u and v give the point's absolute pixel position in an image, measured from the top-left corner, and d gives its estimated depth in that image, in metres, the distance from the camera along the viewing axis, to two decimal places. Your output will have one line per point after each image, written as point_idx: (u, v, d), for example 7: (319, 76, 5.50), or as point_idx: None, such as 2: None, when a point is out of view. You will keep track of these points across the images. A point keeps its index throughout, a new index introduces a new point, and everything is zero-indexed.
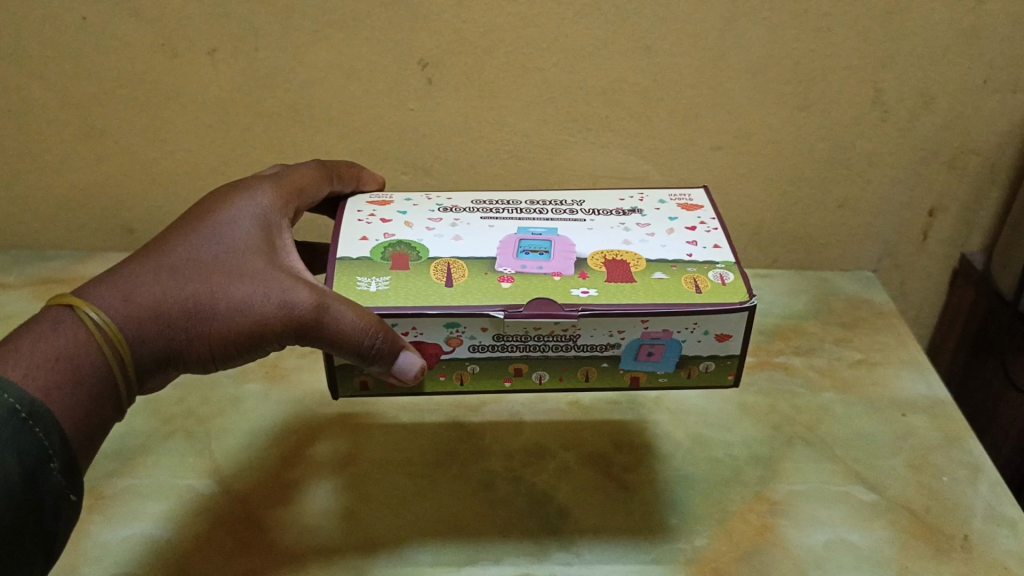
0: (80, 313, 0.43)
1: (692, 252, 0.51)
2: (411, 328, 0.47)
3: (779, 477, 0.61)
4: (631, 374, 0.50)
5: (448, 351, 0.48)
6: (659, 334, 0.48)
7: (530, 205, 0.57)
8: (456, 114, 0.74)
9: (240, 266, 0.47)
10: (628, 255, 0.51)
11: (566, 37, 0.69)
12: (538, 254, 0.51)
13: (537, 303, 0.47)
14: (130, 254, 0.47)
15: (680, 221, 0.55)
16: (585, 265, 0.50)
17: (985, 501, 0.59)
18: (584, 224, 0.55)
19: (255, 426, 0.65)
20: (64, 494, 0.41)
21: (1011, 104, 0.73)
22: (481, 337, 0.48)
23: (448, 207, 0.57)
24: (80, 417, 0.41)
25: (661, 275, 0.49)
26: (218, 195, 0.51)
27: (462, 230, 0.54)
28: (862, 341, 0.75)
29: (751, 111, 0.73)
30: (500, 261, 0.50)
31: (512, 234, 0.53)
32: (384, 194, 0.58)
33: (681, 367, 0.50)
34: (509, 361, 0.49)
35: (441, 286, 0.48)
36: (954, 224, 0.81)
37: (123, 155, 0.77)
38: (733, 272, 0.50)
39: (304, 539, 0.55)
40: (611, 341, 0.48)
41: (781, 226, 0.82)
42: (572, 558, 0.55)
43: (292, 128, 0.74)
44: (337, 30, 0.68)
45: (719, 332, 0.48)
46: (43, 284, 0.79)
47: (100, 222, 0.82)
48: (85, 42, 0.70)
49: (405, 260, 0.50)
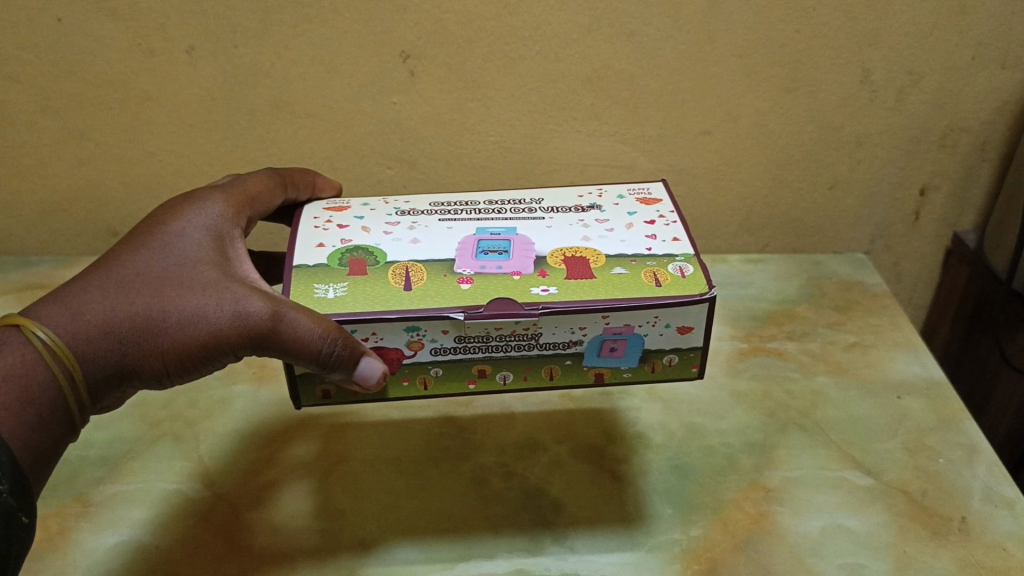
0: (27, 333, 0.44)
1: (651, 245, 0.51)
2: (371, 333, 0.47)
3: (773, 464, 0.60)
4: (595, 371, 0.50)
5: (409, 356, 0.48)
6: (620, 329, 0.48)
7: (489, 204, 0.56)
8: (440, 105, 0.73)
9: (192, 278, 0.47)
10: (588, 251, 0.51)
11: (549, 25, 0.68)
12: (497, 254, 0.50)
13: (498, 303, 0.46)
14: (81, 271, 0.48)
15: (639, 215, 0.55)
16: (544, 263, 0.50)
17: (983, 481, 0.59)
18: (543, 222, 0.54)
19: (243, 427, 0.64)
20: (17, 516, 0.41)
21: (999, 81, 0.73)
22: (443, 339, 0.47)
23: (406, 210, 0.56)
24: (27, 436, 0.43)
25: (620, 270, 0.49)
26: (167, 209, 0.51)
27: (420, 233, 0.53)
28: (855, 323, 0.75)
29: (737, 94, 0.72)
30: (459, 262, 0.50)
31: (470, 235, 0.52)
32: (340, 200, 0.58)
33: (644, 362, 0.49)
34: (472, 362, 0.48)
35: (400, 290, 0.48)
36: (946, 203, 0.81)
37: (105, 157, 0.76)
38: (693, 264, 0.49)
39: (294, 541, 0.55)
40: (573, 338, 0.48)
41: (772, 210, 0.81)
42: (565, 552, 0.54)
43: (274, 125, 0.74)
44: (317, 25, 0.68)
45: (681, 324, 0.48)
46: (28, 291, 0.79)
47: (84, 225, 0.81)
48: (60, 44, 0.69)
49: (363, 266, 0.50)
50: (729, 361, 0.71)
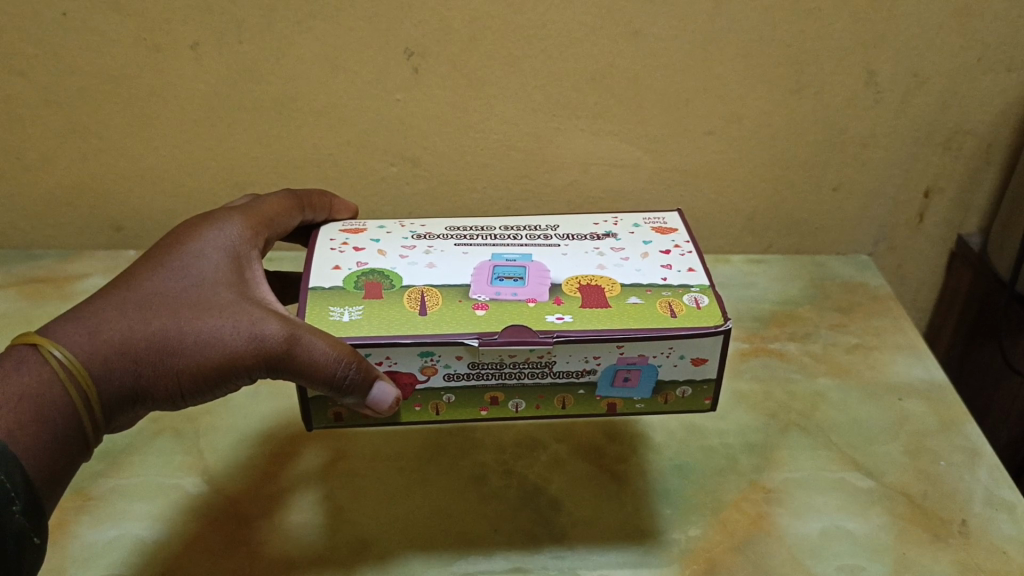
0: (45, 352, 0.44)
1: (667, 275, 0.51)
2: (384, 357, 0.47)
3: (774, 466, 0.60)
4: (608, 401, 0.50)
5: (423, 381, 0.48)
6: (634, 359, 0.47)
7: (505, 230, 0.57)
8: (444, 103, 0.73)
9: (208, 300, 0.48)
10: (603, 280, 0.51)
11: (554, 23, 0.68)
12: (512, 280, 0.51)
13: (513, 329, 0.47)
14: (99, 291, 0.48)
15: (654, 244, 0.55)
16: (559, 291, 0.50)
17: (984, 485, 0.59)
18: (558, 250, 0.54)
19: (244, 423, 0.64)
20: (27, 537, 0.41)
21: (1005, 83, 0.72)
22: (456, 365, 0.47)
23: (421, 234, 0.56)
24: (40, 457, 0.43)
25: (636, 299, 0.49)
26: (184, 231, 0.52)
27: (436, 257, 0.53)
28: (858, 325, 0.75)
29: (742, 94, 0.72)
30: (474, 288, 0.50)
31: (486, 260, 0.53)
32: (357, 223, 0.58)
33: (657, 393, 0.49)
34: (484, 389, 0.48)
35: (414, 314, 0.48)
36: (951, 205, 0.80)
37: (108, 152, 0.76)
38: (708, 295, 0.49)
39: (293, 537, 0.55)
40: (586, 367, 0.48)
41: (776, 211, 0.81)
42: (564, 551, 0.54)
43: (278, 121, 0.74)
44: (321, 21, 0.68)
45: (695, 356, 0.48)
46: (31, 285, 0.79)
47: (87, 220, 0.81)
48: (65, 38, 0.69)
49: (378, 289, 0.50)
50: (731, 362, 0.70)
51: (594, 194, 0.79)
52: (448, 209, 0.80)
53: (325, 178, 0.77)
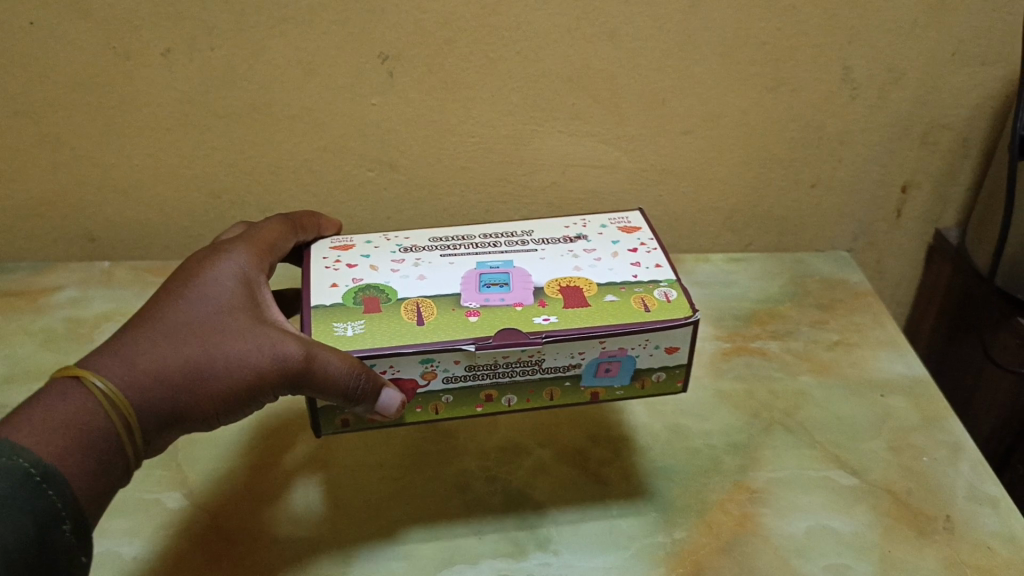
0: (88, 383, 0.43)
1: (637, 273, 0.53)
2: (388, 365, 0.47)
3: (758, 464, 0.60)
4: (591, 390, 0.51)
5: (424, 385, 0.49)
6: (615, 351, 0.49)
7: (484, 238, 0.57)
8: (420, 107, 0.72)
9: (230, 325, 0.48)
10: (580, 280, 0.53)
11: (529, 25, 0.68)
12: (498, 286, 0.52)
13: (505, 334, 0.48)
14: (123, 326, 0.48)
15: (622, 244, 0.57)
16: (543, 293, 0.51)
17: (967, 480, 0.59)
18: (536, 254, 0.55)
19: (225, 436, 0.63)
20: (75, 554, 0.41)
21: (981, 78, 0.73)
22: (455, 368, 0.48)
23: (408, 247, 0.57)
24: (90, 482, 0.42)
25: (612, 297, 0.51)
26: (193, 261, 0.52)
27: (425, 269, 0.54)
28: (838, 322, 0.75)
29: (719, 93, 0.72)
30: (465, 295, 0.51)
31: (471, 269, 0.54)
32: (344, 240, 0.58)
33: (635, 379, 0.51)
34: (480, 388, 0.49)
35: (413, 324, 0.49)
36: (928, 199, 0.81)
37: (81, 164, 0.75)
38: (676, 288, 0.52)
39: (275, 551, 0.54)
40: (572, 362, 0.49)
41: (755, 209, 0.81)
42: (549, 556, 0.54)
43: (253, 128, 0.73)
44: (293, 26, 0.67)
45: (668, 345, 0.50)
46: (6, 298, 0.77)
47: (62, 232, 0.80)
48: (34, 48, 0.68)
49: (377, 303, 0.51)
50: (713, 361, 0.70)
51: (574, 196, 0.79)
52: (427, 214, 0.79)
53: (302, 185, 0.76)
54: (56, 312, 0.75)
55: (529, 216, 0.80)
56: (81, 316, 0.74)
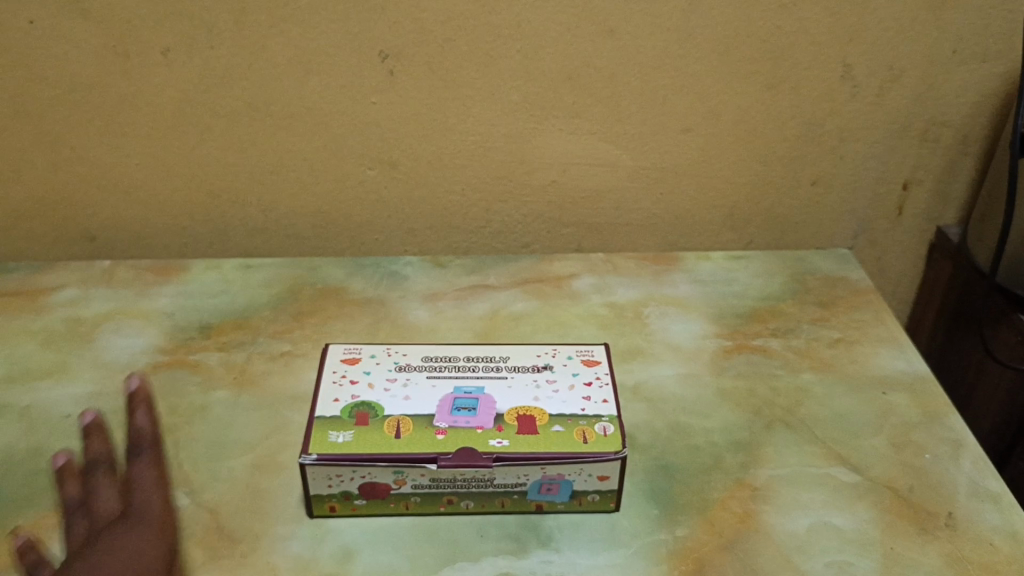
0: None
1: (585, 406, 0.58)
2: (364, 473, 0.54)
3: (760, 462, 0.60)
4: (536, 502, 0.56)
5: (395, 488, 0.55)
6: (554, 475, 0.54)
7: (467, 360, 0.62)
8: (420, 105, 0.72)
9: (138, 550, 0.50)
10: (536, 410, 0.58)
11: (529, 22, 0.68)
12: (468, 409, 0.57)
13: (462, 453, 0.54)
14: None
15: (581, 376, 0.61)
16: (502, 419, 0.57)
17: (968, 476, 0.59)
18: (505, 380, 0.60)
19: (224, 432, 0.62)
20: None
21: (980, 74, 0.74)
22: (421, 479, 0.54)
23: (402, 364, 0.62)
24: None
25: (558, 427, 0.56)
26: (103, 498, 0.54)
27: (412, 390, 0.59)
28: (840, 319, 0.74)
29: (718, 90, 0.72)
30: (438, 415, 0.57)
31: (448, 392, 0.59)
32: (354, 348, 0.63)
33: (573, 496, 0.56)
34: (441, 494, 0.55)
35: (391, 438, 0.55)
36: (928, 196, 0.81)
37: (80, 162, 0.74)
38: (615, 424, 0.57)
39: (277, 551, 0.53)
40: (518, 480, 0.55)
41: (755, 206, 0.80)
42: (551, 554, 0.54)
43: (253, 127, 0.73)
44: (294, 24, 0.67)
45: (600, 473, 0.54)
46: (4, 297, 0.75)
47: (60, 232, 0.79)
48: (35, 47, 0.68)
49: (366, 418, 0.57)
50: (713, 359, 0.69)
51: (573, 194, 0.79)
52: (426, 213, 0.79)
53: (301, 183, 0.76)
54: (57, 311, 0.73)
55: (529, 215, 0.80)
56: (81, 316, 0.73)
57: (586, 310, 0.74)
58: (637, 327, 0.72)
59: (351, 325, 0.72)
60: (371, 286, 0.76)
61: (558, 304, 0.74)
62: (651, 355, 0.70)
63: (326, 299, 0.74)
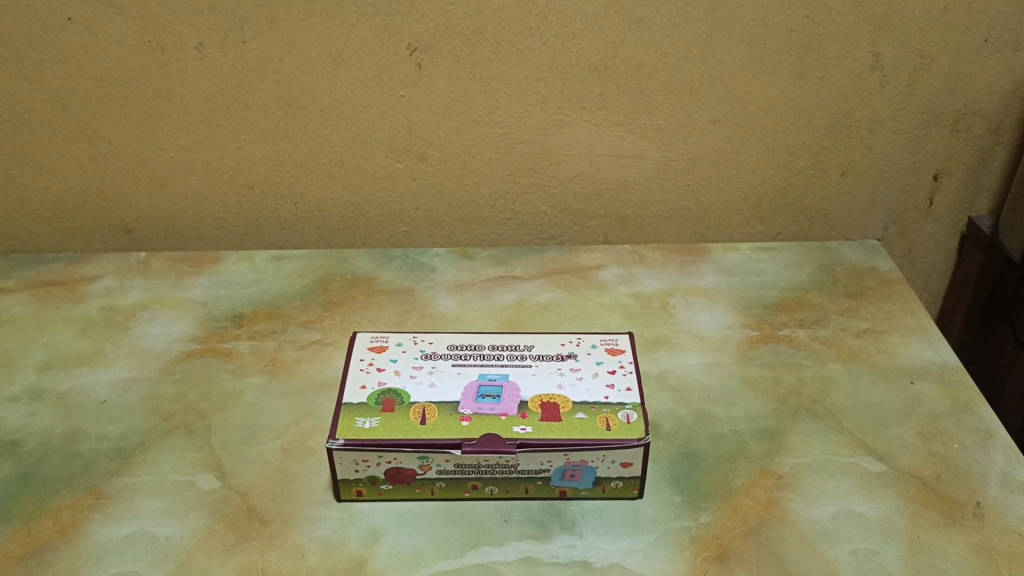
0: None
1: (609, 393, 0.58)
2: (390, 458, 0.55)
3: (785, 450, 0.60)
4: (559, 488, 0.56)
5: (420, 474, 0.55)
6: (578, 462, 0.55)
7: (492, 349, 0.63)
8: (448, 97, 0.73)
9: None
10: (559, 397, 0.58)
11: (556, 14, 0.68)
12: (493, 397, 0.58)
13: (487, 439, 0.54)
14: None
15: (604, 365, 0.61)
16: (526, 406, 0.57)
17: (998, 467, 0.58)
18: (529, 368, 0.61)
19: (255, 418, 0.63)
20: None
21: (1012, 63, 0.73)
22: (446, 465, 0.55)
23: (428, 352, 0.63)
24: None
25: (582, 415, 0.56)
26: None
27: (437, 377, 0.60)
28: (868, 310, 0.73)
29: (746, 80, 0.72)
30: (462, 402, 0.58)
31: (473, 379, 0.60)
32: (382, 336, 0.64)
33: (597, 483, 0.56)
34: (465, 479, 0.56)
35: (416, 424, 0.56)
36: (960, 187, 0.80)
37: (118, 155, 0.76)
38: (638, 411, 0.57)
39: (305, 532, 0.54)
40: (542, 466, 0.55)
41: (785, 197, 0.80)
42: (574, 539, 0.54)
43: (284, 120, 0.74)
44: (325, 18, 0.68)
45: (623, 460, 0.55)
46: (45, 287, 0.76)
47: (98, 224, 0.80)
48: (75, 43, 0.70)
49: (393, 404, 0.57)
50: (740, 348, 0.69)
51: (600, 186, 0.79)
52: (454, 205, 0.80)
53: (331, 175, 0.77)
54: (95, 301, 0.75)
55: (556, 206, 0.80)
56: (118, 305, 0.75)
57: (612, 300, 0.74)
58: (664, 317, 0.73)
59: (379, 315, 0.73)
60: (399, 276, 0.77)
61: (585, 294, 0.75)
62: (676, 344, 0.70)
63: (354, 289, 0.75)
